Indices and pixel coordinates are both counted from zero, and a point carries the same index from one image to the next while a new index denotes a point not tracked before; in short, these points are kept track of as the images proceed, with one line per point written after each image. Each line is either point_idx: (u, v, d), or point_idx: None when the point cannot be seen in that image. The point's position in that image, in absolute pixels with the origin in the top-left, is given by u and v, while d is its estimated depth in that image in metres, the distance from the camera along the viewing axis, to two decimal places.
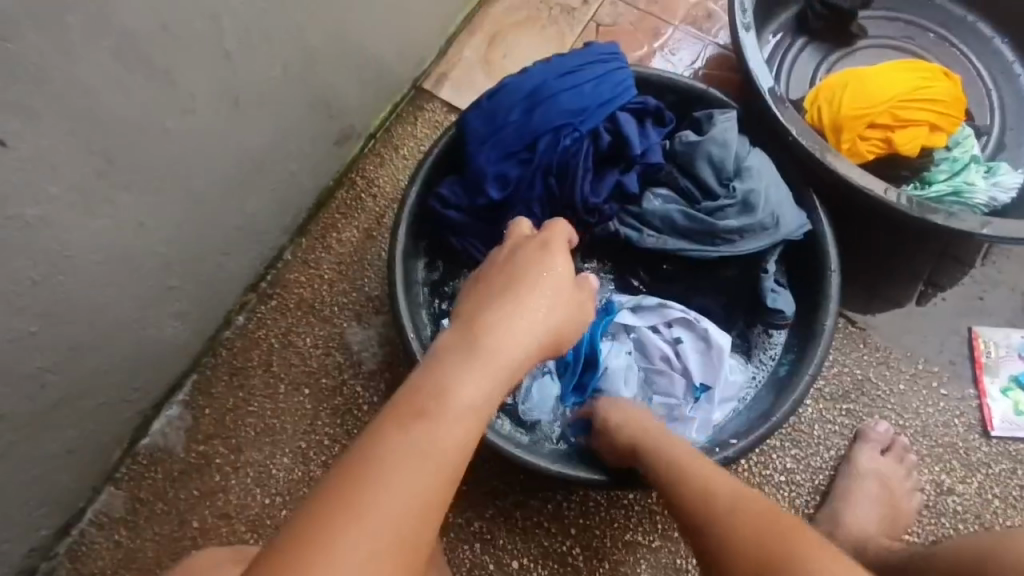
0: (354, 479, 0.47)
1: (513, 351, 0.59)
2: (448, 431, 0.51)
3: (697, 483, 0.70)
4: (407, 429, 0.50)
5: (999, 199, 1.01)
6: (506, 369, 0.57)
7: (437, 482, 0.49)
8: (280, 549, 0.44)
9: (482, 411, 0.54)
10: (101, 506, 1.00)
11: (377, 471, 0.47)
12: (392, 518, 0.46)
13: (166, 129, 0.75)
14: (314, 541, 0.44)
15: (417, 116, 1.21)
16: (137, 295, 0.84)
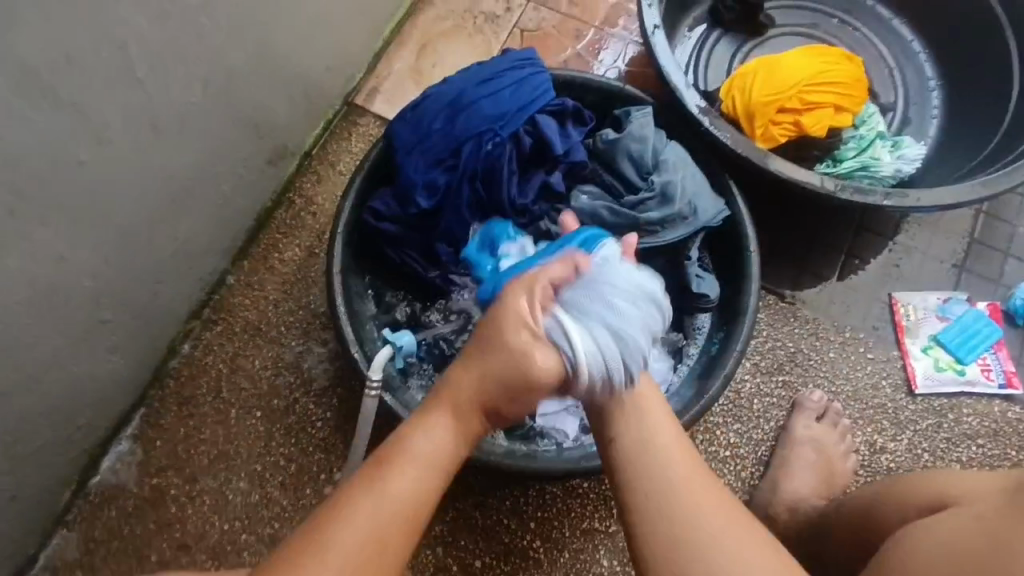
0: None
1: (436, 435, 0.60)
2: (385, 511, 0.56)
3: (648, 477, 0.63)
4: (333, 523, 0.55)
5: (904, 170, 1.08)
6: (432, 439, 0.60)
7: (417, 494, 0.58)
8: None
9: (408, 492, 0.58)
10: (53, 550, 0.98)
11: (369, 490, 0.57)
12: (360, 536, 0.55)
13: (81, 163, 0.75)
14: None
15: (351, 131, 1.22)
16: (69, 331, 0.84)
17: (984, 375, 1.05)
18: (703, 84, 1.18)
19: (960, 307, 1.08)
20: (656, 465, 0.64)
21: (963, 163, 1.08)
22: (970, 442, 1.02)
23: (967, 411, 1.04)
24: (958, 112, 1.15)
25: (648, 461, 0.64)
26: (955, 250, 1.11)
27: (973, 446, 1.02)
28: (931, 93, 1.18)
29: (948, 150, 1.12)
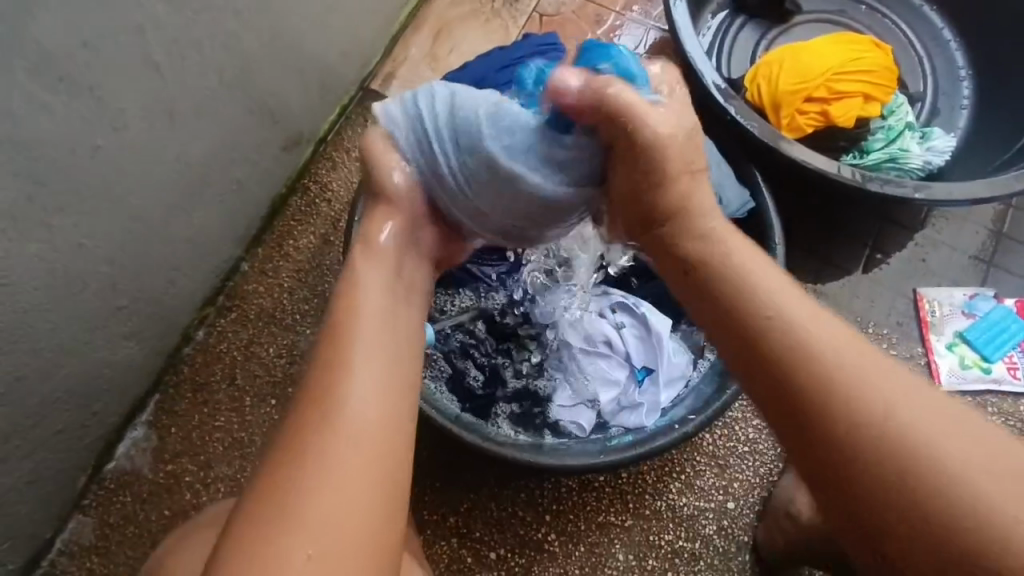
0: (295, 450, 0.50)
1: (381, 281, 0.62)
2: (371, 351, 0.56)
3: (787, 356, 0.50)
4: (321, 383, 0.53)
5: (933, 162, 1.05)
6: (382, 288, 0.61)
7: (377, 425, 0.52)
8: (241, 543, 0.47)
9: (381, 332, 0.58)
10: (70, 534, 0.99)
11: (339, 349, 0.56)
12: (364, 383, 0.54)
13: (98, 149, 0.74)
14: (273, 520, 0.47)
15: (367, 117, 1.21)
16: (85, 317, 0.83)
17: (1011, 374, 1.03)
18: (726, 72, 1.15)
19: (987, 303, 1.05)
20: (799, 352, 0.49)
21: (995, 157, 1.06)
22: None
23: (992, 410, 1.02)
24: (989, 102, 1.12)
25: (792, 339, 0.50)
26: (983, 245, 1.09)
27: None
28: (962, 83, 1.15)
29: (978, 143, 1.09)
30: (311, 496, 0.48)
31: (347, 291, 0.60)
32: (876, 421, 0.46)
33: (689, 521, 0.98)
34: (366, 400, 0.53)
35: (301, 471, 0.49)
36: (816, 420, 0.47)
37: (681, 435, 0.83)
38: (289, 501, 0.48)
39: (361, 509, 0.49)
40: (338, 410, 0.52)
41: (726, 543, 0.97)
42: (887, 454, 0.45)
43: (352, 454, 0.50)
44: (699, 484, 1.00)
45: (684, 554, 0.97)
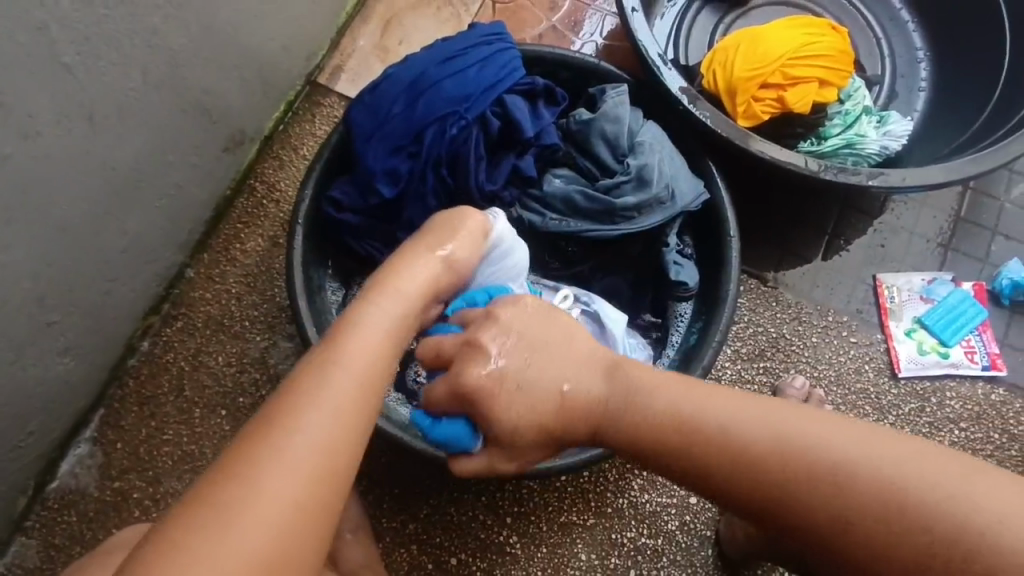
0: (248, 460, 0.51)
1: (381, 321, 0.62)
2: (349, 387, 0.56)
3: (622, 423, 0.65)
4: (288, 405, 0.54)
5: (891, 147, 1.03)
6: (382, 326, 0.62)
7: (323, 467, 0.52)
8: (170, 539, 0.48)
9: (365, 371, 0.58)
10: (12, 558, 0.95)
11: (321, 374, 0.56)
12: (333, 416, 0.54)
13: (8, 156, 0.69)
14: (206, 522, 0.48)
15: (315, 112, 1.16)
16: (8, 335, 0.79)
17: (969, 358, 1.02)
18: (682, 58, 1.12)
19: (945, 288, 1.05)
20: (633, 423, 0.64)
21: (952, 140, 1.04)
22: (953, 426, 1.00)
23: (950, 394, 1.01)
24: (947, 85, 1.11)
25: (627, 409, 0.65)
26: (941, 229, 1.08)
27: (956, 430, 1.00)
28: (920, 65, 1.13)
29: (936, 125, 1.08)
30: (230, 523, 0.48)
31: (347, 324, 0.61)
32: (725, 473, 0.58)
33: (651, 518, 0.97)
34: (319, 435, 0.53)
35: (230, 496, 0.49)
36: (684, 467, 0.61)
37: None
38: (227, 507, 0.49)
39: (274, 551, 0.48)
40: (288, 441, 0.52)
41: (688, 539, 0.97)
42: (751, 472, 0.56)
43: (281, 493, 0.50)
44: (660, 480, 0.98)
45: (647, 551, 0.96)
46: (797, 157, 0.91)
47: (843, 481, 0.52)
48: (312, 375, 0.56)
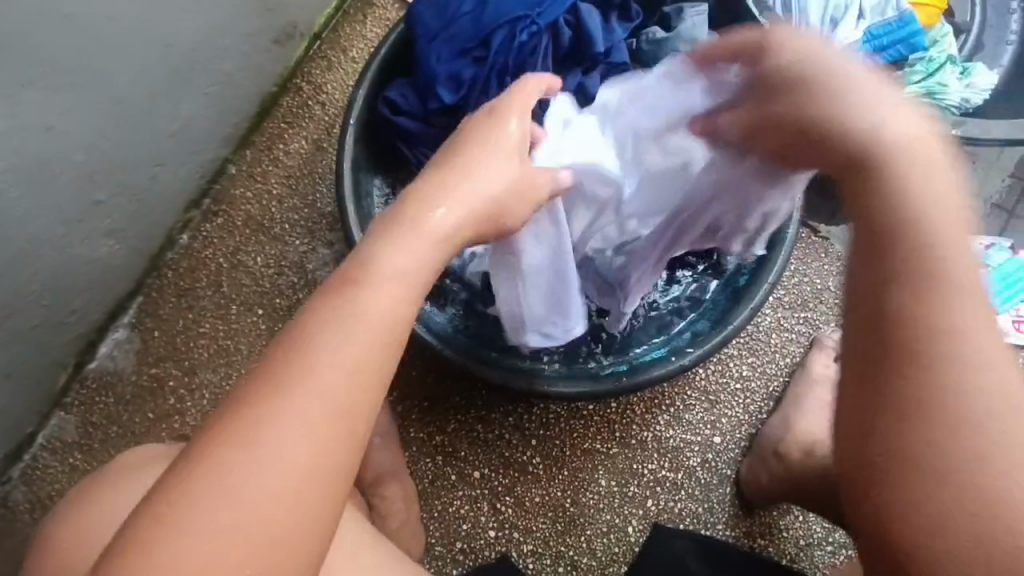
0: (237, 421, 0.44)
1: (398, 267, 0.53)
2: (349, 336, 0.48)
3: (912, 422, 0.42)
4: (278, 358, 0.47)
5: (972, 102, 0.96)
6: (393, 281, 0.52)
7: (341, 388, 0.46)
8: (159, 502, 0.42)
9: (370, 329, 0.49)
10: (52, 430, 0.97)
11: (325, 323, 0.48)
12: (331, 382, 0.46)
13: (69, 15, 0.68)
14: (191, 481, 0.42)
15: (368, 12, 1.11)
16: (60, 207, 0.78)
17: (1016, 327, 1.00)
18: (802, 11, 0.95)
19: (1002, 255, 1.02)
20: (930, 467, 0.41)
21: None
22: None
23: None
24: None
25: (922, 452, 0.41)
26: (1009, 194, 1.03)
27: None
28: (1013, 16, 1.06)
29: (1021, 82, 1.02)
30: (242, 450, 0.43)
31: (360, 263, 0.53)
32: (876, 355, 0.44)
33: (673, 453, 0.98)
34: (323, 397, 0.45)
35: (236, 432, 0.44)
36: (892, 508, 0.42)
37: (677, 368, 0.82)
38: (211, 473, 0.42)
39: (296, 480, 0.43)
40: (287, 394, 0.45)
41: (709, 476, 0.98)
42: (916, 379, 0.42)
43: (296, 421, 0.44)
44: (687, 418, 0.99)
45: (666, 483, 0.98)
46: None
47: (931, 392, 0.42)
48: (328, 299, 0.50)
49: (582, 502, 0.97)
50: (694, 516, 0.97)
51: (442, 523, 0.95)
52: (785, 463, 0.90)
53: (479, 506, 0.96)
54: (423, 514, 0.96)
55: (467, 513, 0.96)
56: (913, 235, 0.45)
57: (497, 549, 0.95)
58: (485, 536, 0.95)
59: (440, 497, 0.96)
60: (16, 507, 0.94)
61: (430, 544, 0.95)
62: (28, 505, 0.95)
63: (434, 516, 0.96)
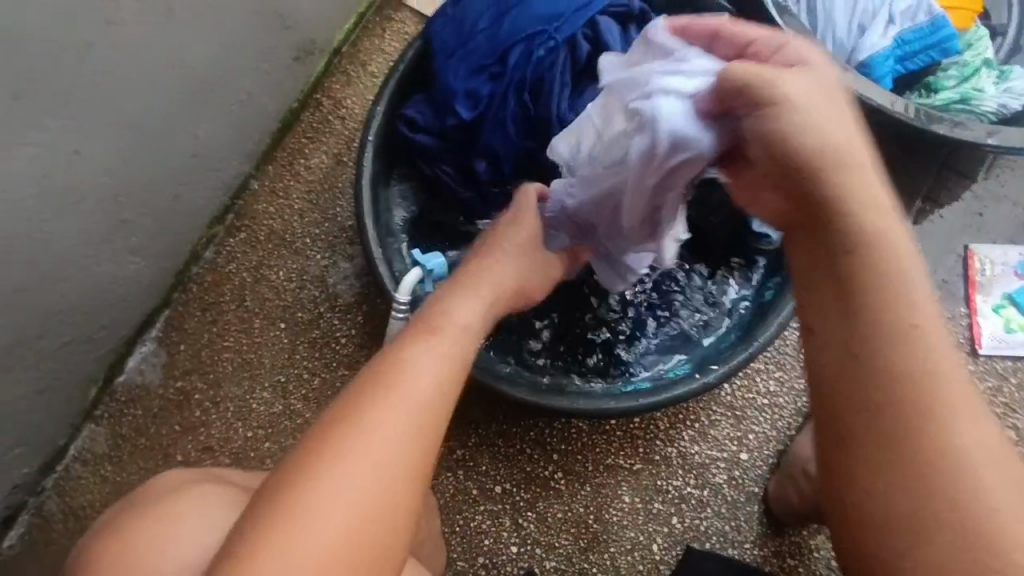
0: (320, 448, 0.48)
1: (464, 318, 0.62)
2: (423, 371, 0.54)
3: (895, 357, 0.48)
4: (358, 391, 0.52)
5: (1010, 106, 0.91)
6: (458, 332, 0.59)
7: (427, 417, 0.51)
8: (250, 528, 0.45)
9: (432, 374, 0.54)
10: (84, 443, 0.99)
11: (399, 362, 0.54)
12: (407, 411, 0.51)
13: (90, 43, 0.70)
14: (276, 508, 0.45)
15: (386, 27, 1.12)
16: (86, 228, 0.81)
17: None
18: (828, 17, 0.93)
19: None
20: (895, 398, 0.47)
21: None
22: None
23: None
24: None
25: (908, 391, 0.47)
26: None
27: None
28: None
29: None
30: (326, 471, 0.46)
31: (432, 316, 0.61)
32: (862, 365, 0.49)
33: (698, 469, 0.96)
34: (398, 426, 0.50)
35: (319, 458, 0.47)
36: (858, 479, 0.48)
37: (702, 387, 0.79)
38: (293, 504, 0.45)
39: (383, 512, 0.47)
40: (364, 424, 0.49)
41: (735, 493, 0.96)
42: (886, 384, 0.47)
43: (375, 450, 0.48)
44: (712, 433, 0.97)
45: (691, 501, 0.96)
46: (886, 97, 0.86)
47: (907, 336, 0.48)
48: (412, 339, 0.57)
49: (605, 519, 0.95)
50: (720, 534, 0.95)
51: (464, 538, 0.95)
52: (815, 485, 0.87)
53: (501, 522, 0.95)
54: (445, 530, 0.95)
55: (489, 529, 0.95)
56: (871, 316, 0.50)
57: (519, 565, 0.94)
58: (507, 552, 0.94)
59: (463, 512, 0.96)
60: (50, 518, 0.96)
61: (453, 559, 0.94)
62: (61, 515, 0.97)
63: (456, 531, 0.95)
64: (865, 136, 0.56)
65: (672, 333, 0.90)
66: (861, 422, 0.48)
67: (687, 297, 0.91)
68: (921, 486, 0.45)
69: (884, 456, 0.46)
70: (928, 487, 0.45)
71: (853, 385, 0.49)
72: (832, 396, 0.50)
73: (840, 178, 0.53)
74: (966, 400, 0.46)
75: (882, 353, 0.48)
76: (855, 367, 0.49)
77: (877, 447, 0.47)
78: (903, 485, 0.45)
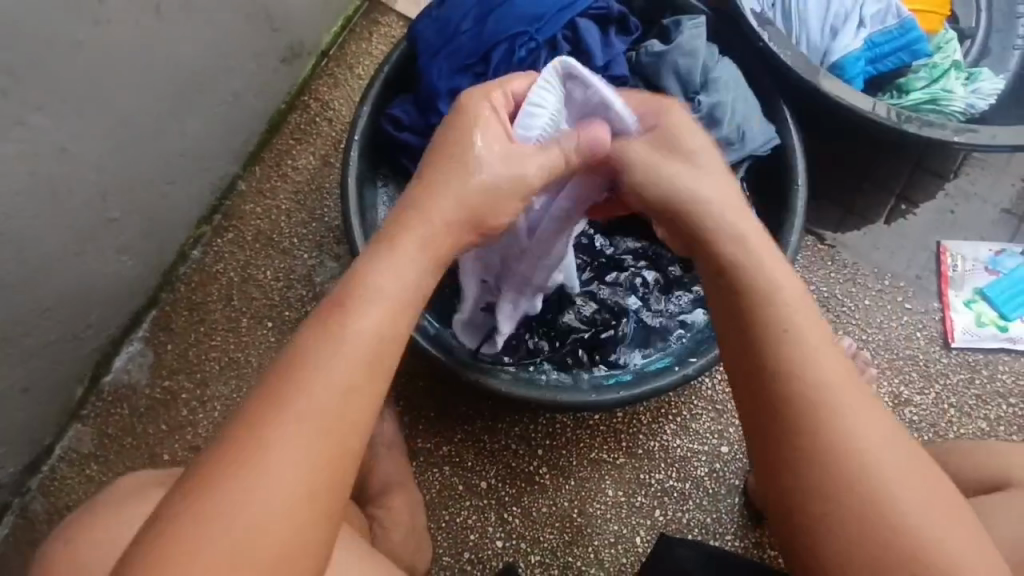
0: (228, 449, 0.46)
1: (391, 286, 0.54)
2: (332, 365, 0.49)
3: (797, 379, 0.53)
4: (269, 386, 0.49)
5: (978, 106, 0.95)
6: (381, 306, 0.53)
7: (337, 415, 0.48)
8: (165, 528, 0.44)
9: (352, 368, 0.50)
10: (69, 442, 0.99)
11: (310, 354, 0.49)
12: (319, 410, 0.48)
13: (79, 42, 0.71)
14: (186, 513, 0.44)
15: (373, 30, 1.14)
16: (74, 226, 0.81)
17: None
18: (802, 18, 0.95)
19: (1012, 261, 1.01)
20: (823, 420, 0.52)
21: None
22: (1002, 400, 0.97)
23: (1002, 368, 0.98)
24: None
25: (823, 412, 0.52)
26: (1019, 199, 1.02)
27: (1004, 405, 0.97)
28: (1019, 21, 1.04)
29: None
30: (238, 475, 0.45)
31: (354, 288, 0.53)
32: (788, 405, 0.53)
33: (681, 462, 0.98)
34: (311, 425, 0.47)
35: (233, 462, 0.46)
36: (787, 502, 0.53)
37: (681, 377, 0.82)
38: (201, 510, 0.44)
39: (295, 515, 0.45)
40: (274, 426, 0.47)
41: (716, 486, 0.97)
42: (794, 398, 0.53)
43: (285, 450, 0.46)
44: (694, 427, 0.99)
45: (673, 494, 0.97)
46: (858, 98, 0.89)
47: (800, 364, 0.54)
48: (323, 327, 0.51)
49: (589, 512, 0.96)
50: (703, 527, 0.96)
51: (450, 533, 0.96)
52: None
53: (486, 516, 0.96)
54: (430, 525, 0.96)
55: (474, 524, 0.96)
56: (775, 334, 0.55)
57: (504, 559, 0.95)
58: (492, 547, 0.95)
59: (449, 507, 0.97)
60: (34, 517, 0.96)
61: (439, 554, 0.95)
62: (46, 515, 0.97)
63: (442, 527, 0.96)
64: (738, 196, 0.65)
65: (652, 328, 0.91)
66: (800, 459, 0.52)
67: (665, 292, 0.93)
68: (865, 510, 0.50)
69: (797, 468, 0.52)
70: (834, 498, 0.51)
71: (779, 409, 0.53)
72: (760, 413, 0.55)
73: (742, 232, 0.61)
74: (863, 405, 0.53)
75: (784, 368, 0.54)
76: (759, 382, 0.55)
77: (800, 461, 0.52)
78: (831, 502, 0.51)
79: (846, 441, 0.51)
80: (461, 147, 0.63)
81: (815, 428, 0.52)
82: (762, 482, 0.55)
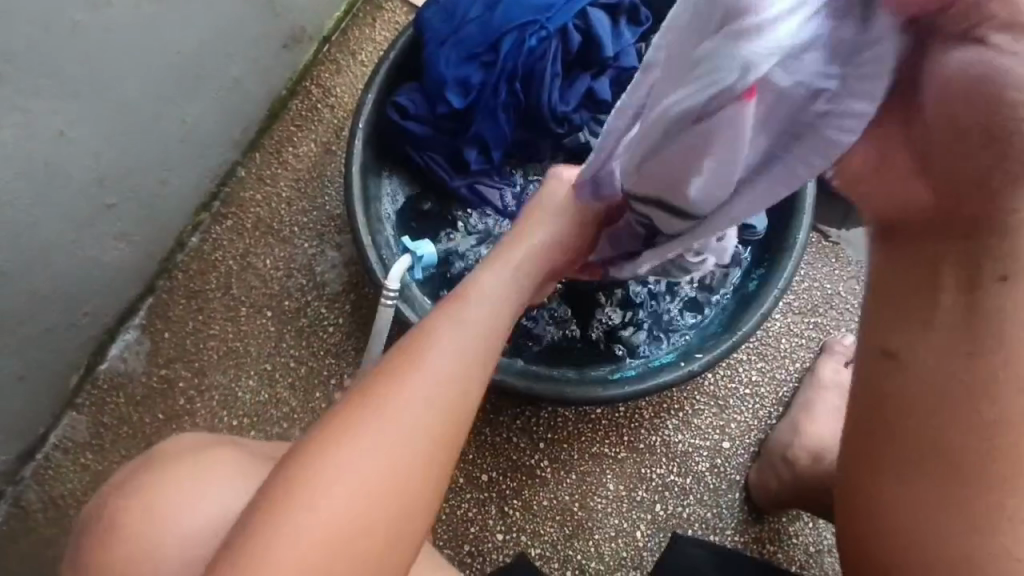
0: (321, 460, 0.51)
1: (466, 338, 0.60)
2: (418, 396, 0.54)
3: (928, 386, 0.51)
4: (362, 405, 0.53)
5: None
6: (444, 361, 0.57)
7: (424, 444, 0.53)
8: (258, 517, 0.49)
9: (430, 410, 0.54)
10: (64, 430, 0.98)
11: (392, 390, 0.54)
12: (397, 448, 0.52)
13: (78, 23, 0.69)
14: (274, 510, 0.48)
15: (376, 16, 1.12)
16: (70, 212, 0.80)
17: None
18: None
19: None
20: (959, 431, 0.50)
21: None
22: None
23: None
24: None
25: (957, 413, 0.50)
26: None
27: None
28: None
29: None
30: (330, 483, 0.49)
31: (423, 337, 0.59)
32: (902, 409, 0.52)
33: (682, 458, 0.98)
34: (396, 454, 0.51)
35: (319, 474, 0.50)
36: (886, 491, 0.53)
37: (686, 372, 0.81)
38: (293, 506, 0.49)
39: (372, 529, 0.49)
40: (357, 447, 0.51)
41: (717, 481, 0.98)
42: (951, 401, 0.50)
43: (366, 468, 0.50)
44: (696, 422, 0.99)
45: (674, 489, 0.97)
46: None
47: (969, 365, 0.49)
48: (410, 352, 0.57)
49: (590, 506, 0.96)
50: (703, 521, 0.96)
51: (450, 526, 0.95)
52: (793, 469, 0.90)
53: (487, 509, 0.96)
54: (430, 518, 0.95)
55: (474, 517, 0.96)
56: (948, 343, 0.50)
57: (505, 552, 0.95)
58: (492, 540, 0.95)
59: (449, 500, 0.96)
60: (29, 506, 0.95)
61: (438, 547, 0.95)
62: (41, 504, 0.95)
63: (442, 519, 0.96)
64: None
65: (656, 322, 0.91)
66: (887, 441, 0.53)
67: (669, 288, 0.92)
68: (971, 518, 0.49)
69: (919, 472, 0.51)
70: (954, 503, 0.50)
71: (913, 411, 0.51)
72: (873, 405, 0.54)
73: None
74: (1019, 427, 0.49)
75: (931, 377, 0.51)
76: (883, 380, 0.53)
77: (908, 460, 0.52)
78: (927, 514, 0.51)
79: (985, 469, 0.49)
80: (554, 205, 0.72)
81: (942, 435, 0.50)
82: (849, 468, 0.56)
